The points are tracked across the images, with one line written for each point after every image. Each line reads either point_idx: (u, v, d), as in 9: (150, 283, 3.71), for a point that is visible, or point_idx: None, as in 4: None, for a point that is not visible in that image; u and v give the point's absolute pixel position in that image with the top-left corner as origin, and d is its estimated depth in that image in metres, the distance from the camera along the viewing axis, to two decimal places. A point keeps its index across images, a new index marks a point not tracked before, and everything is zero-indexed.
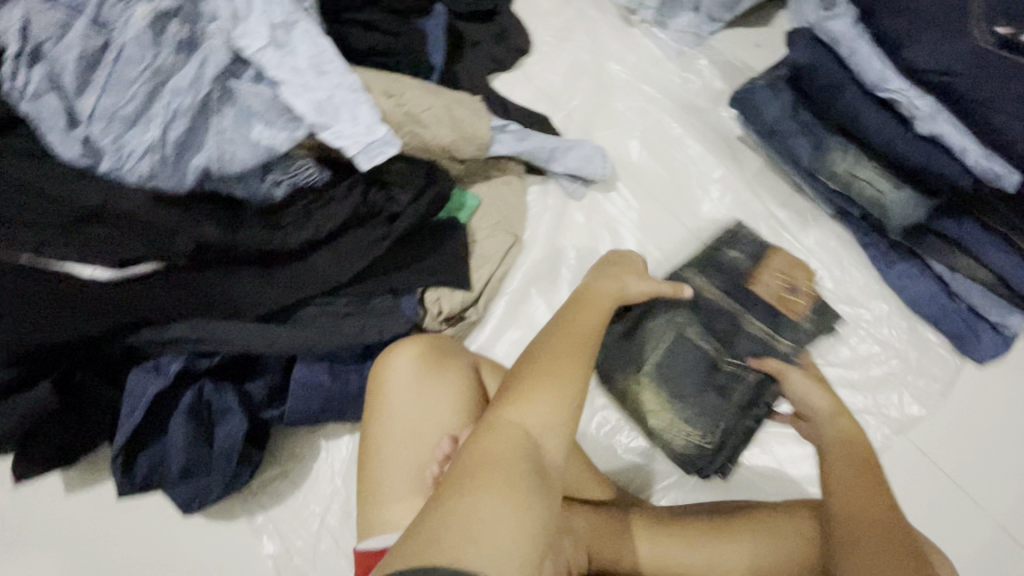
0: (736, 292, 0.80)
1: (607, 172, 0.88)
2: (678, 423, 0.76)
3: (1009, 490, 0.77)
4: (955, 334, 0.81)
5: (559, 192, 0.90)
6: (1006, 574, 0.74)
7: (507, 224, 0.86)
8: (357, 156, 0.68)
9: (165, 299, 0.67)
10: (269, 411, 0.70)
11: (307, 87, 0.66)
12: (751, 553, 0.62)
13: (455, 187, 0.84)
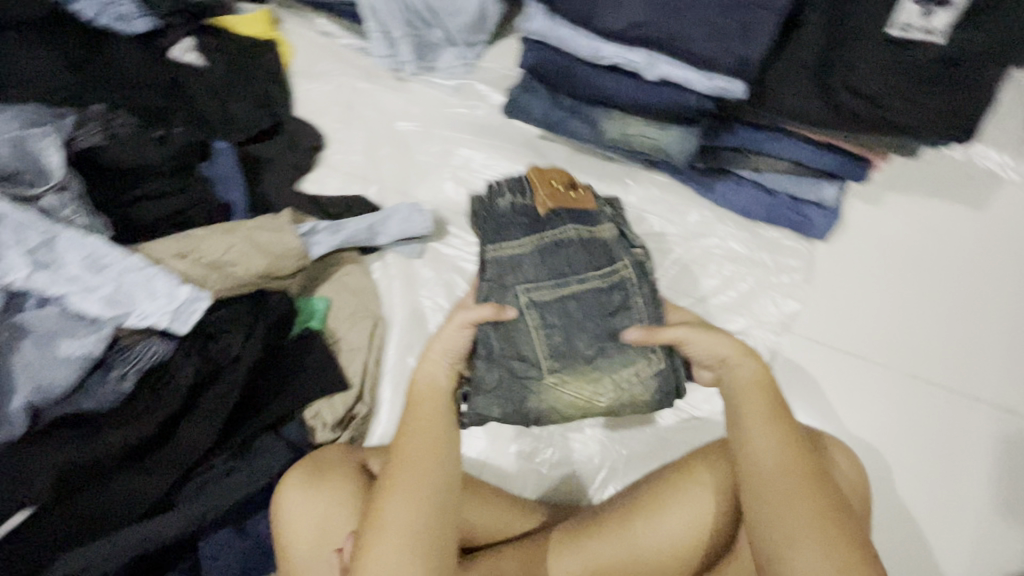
0: (548, 236, 0.71)
1: (430, 226, 0.89)
2: (625, 387, 0.68)
3: (891, 338, 0.81)
4: (791, 224, 0.84)
5: (399, 257, 0.92)
6: (916, 414, 0.78)
7: (361, 310, 0.87)
8: (171, 325, 0.70)
9: (49, 535, 0.66)
10: None
11: (92, 289, 0.68)
12: (681, 523, 0.63)
13: (298, 299, 0.85)
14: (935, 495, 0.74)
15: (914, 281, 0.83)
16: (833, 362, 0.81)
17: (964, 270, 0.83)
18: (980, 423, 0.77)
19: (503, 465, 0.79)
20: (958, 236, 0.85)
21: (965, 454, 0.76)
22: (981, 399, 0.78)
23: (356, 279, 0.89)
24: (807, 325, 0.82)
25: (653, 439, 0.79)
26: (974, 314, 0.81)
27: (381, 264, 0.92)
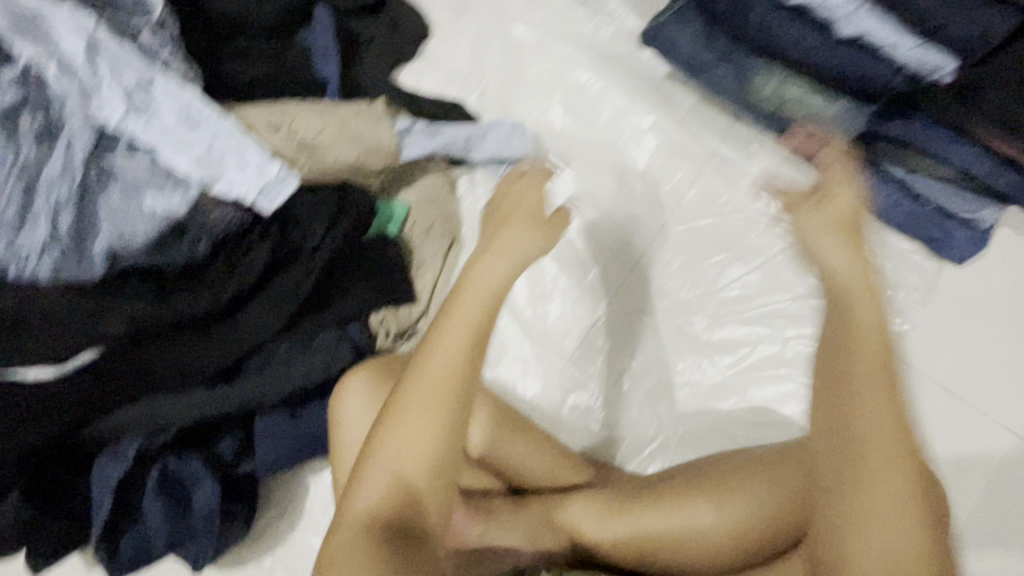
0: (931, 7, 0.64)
1: (529, 149, 0.82)
2: None
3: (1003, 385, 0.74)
4: (928, 238, 0.75)
5: (488, 178, 0.85)
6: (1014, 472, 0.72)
7: (440, 225, 0.82)
8: (257, 201, 0.67)
9: (110, 386, 0.66)
10: (241, 467, 0.71)
11: (186, 145, 0.65)
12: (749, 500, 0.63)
13: (380, 200, 0.81)
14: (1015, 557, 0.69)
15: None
16: (931, 396, 0.75)
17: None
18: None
19: (554, 414, 0.78)
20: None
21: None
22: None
23: (439, 189, 0.83)
24: (915, 353, 0.76)
25: (715, 424, 0.77)
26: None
27: (467, 181, 0.86)
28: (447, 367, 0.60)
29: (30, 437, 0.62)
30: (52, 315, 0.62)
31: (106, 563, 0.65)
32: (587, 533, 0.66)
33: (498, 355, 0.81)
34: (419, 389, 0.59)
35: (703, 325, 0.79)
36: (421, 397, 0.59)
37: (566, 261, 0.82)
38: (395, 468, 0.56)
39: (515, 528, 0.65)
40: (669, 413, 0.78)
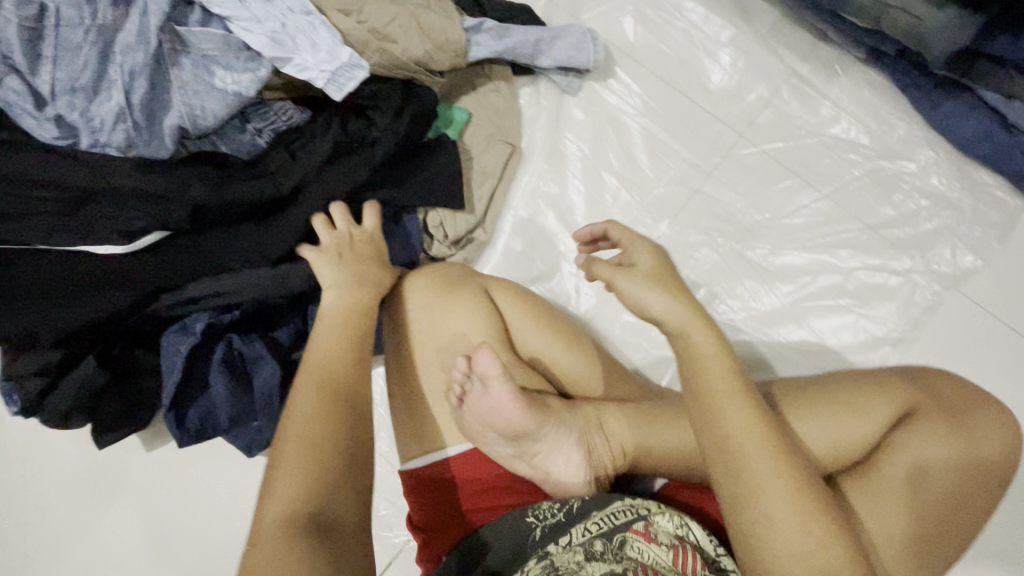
0: None
1: (599, 59, 0.79)
2: None
3: None
4: (1015, 172, 0.72)
5: (553, 89, 0.83)
6: None
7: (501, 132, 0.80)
8: (326, 86, 0.66)
9: (177, 265, 0.66)
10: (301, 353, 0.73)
11: (260, 23, 0.66)
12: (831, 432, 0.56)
13: (440, 103, 0.78)
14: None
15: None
16: (999, 335, 0.73)
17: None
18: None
19: (606, 330, 0.78)
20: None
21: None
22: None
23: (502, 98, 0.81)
24: (989, 289, 0.73)
25: (770, 351, 0.76)
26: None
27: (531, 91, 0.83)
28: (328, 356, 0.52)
29: (102, 309, 0.63)
30: (130, 189, 0.64)
31: (176, 432, 0.68)
32: (641, 443, 0.64)
33: (552, 270, 0.80)
34: (325, 344, 0.53)
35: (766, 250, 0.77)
36: (290, 424, 0.47)
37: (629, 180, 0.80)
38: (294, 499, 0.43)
39: (572, 427, 0.61)
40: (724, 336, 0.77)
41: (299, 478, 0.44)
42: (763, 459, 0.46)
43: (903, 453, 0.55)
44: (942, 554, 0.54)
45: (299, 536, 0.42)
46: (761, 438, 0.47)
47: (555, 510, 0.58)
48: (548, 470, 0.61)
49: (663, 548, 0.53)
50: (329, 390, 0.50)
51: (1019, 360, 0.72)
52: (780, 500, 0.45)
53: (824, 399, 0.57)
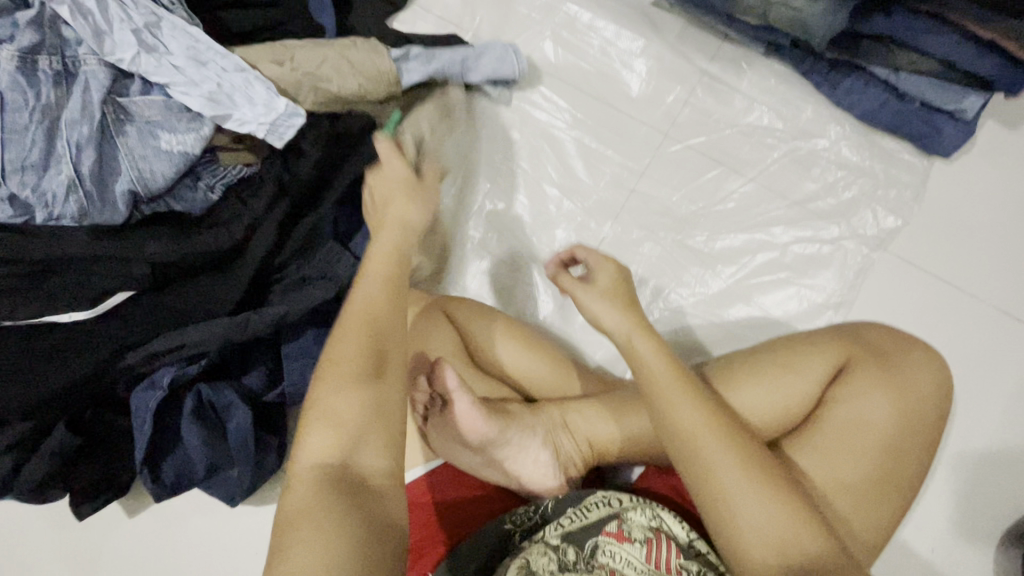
0: None
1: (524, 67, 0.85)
2: None
3: (997, 271, 0.78)
4: (916, 136, 0.78)
5: (488, 115, 0.88)
6: (1006, 350, 0.76)
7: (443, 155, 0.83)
8: (268, 136, 0.71)
9: (140, 322, 0.69)
10: (272, 394, 0.75)
11: (199, 84, 0.70)
12: (768, 399, 0.59)
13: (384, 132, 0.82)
14: (999, 427, 0.75)
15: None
16: (925, 287, 0.78)
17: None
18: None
19: (567, 332, 0.81)
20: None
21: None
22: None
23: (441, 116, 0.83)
24: (911, 246, 0.79)
25: (723, 330, 0.79)
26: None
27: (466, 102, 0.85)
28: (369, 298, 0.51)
29: (69, 373, 0.66)
30: (87, 255, 0.67)
31: (150, 488, 0.68)
32: (602, 435, 0.66)
33: (508, 282, 0.84)
34: (367, 286, 0.52)
35: (705, 237, 0.82)
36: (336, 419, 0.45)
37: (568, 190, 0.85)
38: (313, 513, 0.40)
39: (535, 429, 0.64)
40: (678, 323, 0.80)
41: (347, 424, 0.45)
42: (717, 458, 0.48)
43: (840, 404, 0.58)
44: (884, 502, 0.56)
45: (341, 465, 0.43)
46: (711, 438, 0.49)
47: (530, 514, 0.59)
48: (520, 475, 0.63)
49: (637, 544, 0.54)
50: (370, 325, 0.49)
51: (946, 307, 0.78)
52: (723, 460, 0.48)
53: (766, 365, 0.61)
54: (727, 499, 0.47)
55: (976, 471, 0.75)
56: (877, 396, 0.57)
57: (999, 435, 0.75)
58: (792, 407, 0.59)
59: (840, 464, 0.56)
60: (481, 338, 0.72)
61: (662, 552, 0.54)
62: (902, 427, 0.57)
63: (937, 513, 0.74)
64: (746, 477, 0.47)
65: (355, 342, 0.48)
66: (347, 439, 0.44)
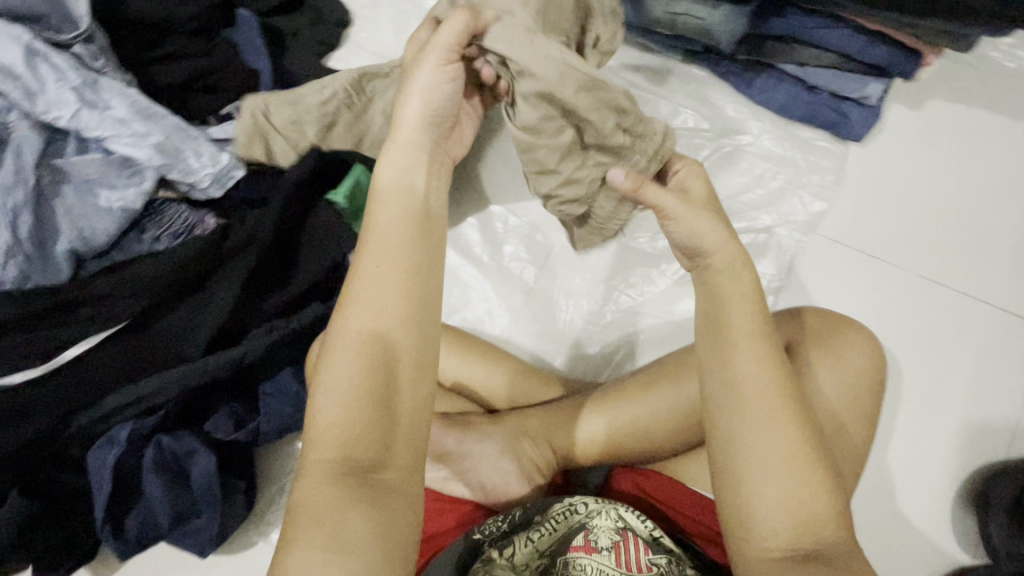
0: None
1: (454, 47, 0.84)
2: None
3: (919, 242, 0.83)
4: (829, 124, 0.83)
5: None
6: (938, 314, 0.81)
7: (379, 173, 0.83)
8: (211, 186, 0.76)
9: (96, 377, 0.69)
10: (243, 430, 0.73)
11: (143, 136, 0.72)
12: None
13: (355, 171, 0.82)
14: (942, 387, 0.79)
15: (952, 191, 0.84)
16: (856, 263, 0.83)
17: (1001, 182, 0.84)
18: (993, 323, 0.80)
19: (524, 342, 0.83)
20: (1000, 150, 0.85)
21: (978, 351, 0.79)
22: (999, 304, 0.80)
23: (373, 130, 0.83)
24: (838, 226, 0.84)
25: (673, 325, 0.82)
26: (1004, 223, 0.82)
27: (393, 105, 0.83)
28: (383, 283, 0.46)
29: (25, 434, 0.66)
30: (33, 315, 0.67)
31: (116, 543, 0.68)
32: (561, 439, 0.67)
33: (462, 301, 0.85)
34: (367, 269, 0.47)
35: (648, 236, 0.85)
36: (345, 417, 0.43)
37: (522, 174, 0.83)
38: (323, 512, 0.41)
39: (495, 437, 0.66)
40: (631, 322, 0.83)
41: (356, 422, 0.43)
42: (774, 442, 0.45)
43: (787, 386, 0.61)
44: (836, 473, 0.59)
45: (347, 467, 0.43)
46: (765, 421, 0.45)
47: (499, 523, 0.60)
48: (483, 484, 0.64)
49: (603, 551, 0.56)
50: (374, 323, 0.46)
51: (878, 280, 0.82)
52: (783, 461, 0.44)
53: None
54: (757, 482, 0.44)
55: (926, 434, 0.78)
56: (818, 373, 0.61)
57: (942, 395, 0.79)
58: None
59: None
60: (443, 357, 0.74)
61: (627, 550, 0.57)
62: (840, 399, 0.60)
63: (896, 476, 0.78)
64: (782, 460, 0.44)
65: (356, 353, 0.44)
66: (356, 440, 0.43)
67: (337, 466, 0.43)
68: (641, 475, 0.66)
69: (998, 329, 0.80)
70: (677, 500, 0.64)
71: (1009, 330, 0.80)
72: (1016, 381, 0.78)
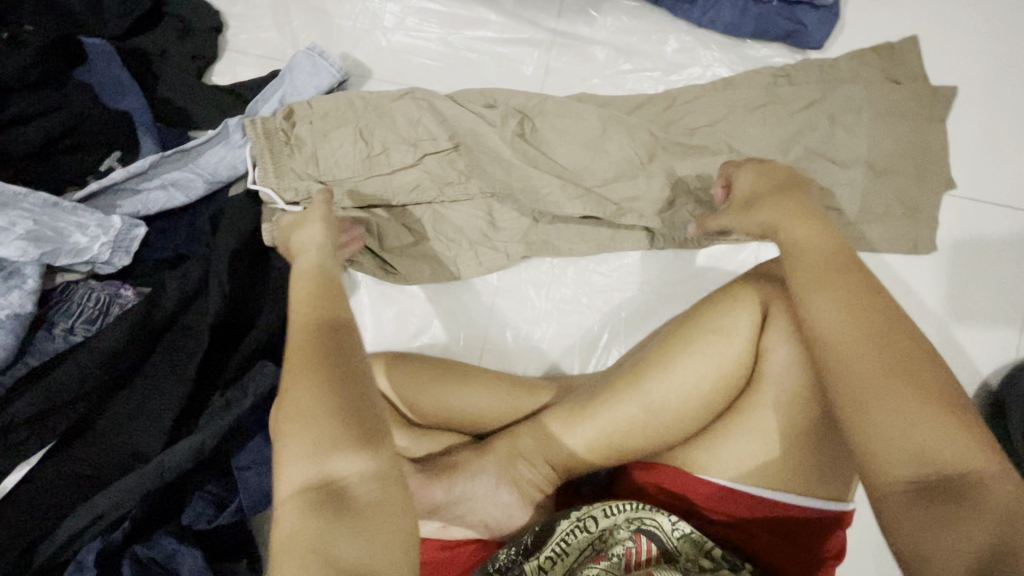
0: None
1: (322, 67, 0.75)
2: None
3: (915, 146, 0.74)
4: (785, 34, 0.75)
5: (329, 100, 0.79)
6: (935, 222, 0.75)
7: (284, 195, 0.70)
8: (114, 258, 0.67)
9: (47, 500, 0.62)
10: (226, 514, 0.69)
11: (7, 228, 0.62)
12: (698, 373, 0.59)
13: None
14: (935, 297, 0.76)
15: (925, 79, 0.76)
16: (853, 180, 0.72)
17: (953, 70, 0.80)
18: (963, 213, 0.78)
19: (501, 345, 0.77)
20: (947, 31, 0.80)
21: (964, 242, 0.77)
22: (965, 193, 0.78)
23: (246, 125, 0.70)
24: (823, 146, 0.72)
25: (654, 295, 0.77)
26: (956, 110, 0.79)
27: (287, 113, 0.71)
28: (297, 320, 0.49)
29: None
30: None
31: None
32: (560, 453, 0.61)
33: (427, 320, 0.78)
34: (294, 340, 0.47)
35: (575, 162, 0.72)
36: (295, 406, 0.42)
37: (458, 158, 0.73)
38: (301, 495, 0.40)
39: (487, 471, 0.61)
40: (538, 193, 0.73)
41: (321, 424, 0.41)
42: (873, 378, 0.41)
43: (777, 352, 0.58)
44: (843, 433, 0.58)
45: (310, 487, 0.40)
46: (879, 353, 0.41)
47: (513, 557, 0.55)
48: (486, 521, 0.60)
49: (616, 561, 0.52)
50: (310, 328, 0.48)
51: (873, 199, 0.73)
52: (891, 408, 0.40)
53: (694, 335, 0.60)
54: (869, 429, 0.40)
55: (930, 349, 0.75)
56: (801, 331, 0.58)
57: (936, 305, 0.76)
58: (725, 367, 0.59)
59: (790, 413, 0.58)
60: (408, 395, 0.68)
61: (643, 558, 0.53)
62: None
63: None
64: (902, 468, 0.39)
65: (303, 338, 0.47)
66: (327, 438, 0.41)
67: (316, 471, 0.40)
68: (654, 471, 0.62)
69: (971, 221, 0.77)
70: (687, 490, 0.60)
71: (995, 220, 0.77)
72: (997, 268, 0.77)
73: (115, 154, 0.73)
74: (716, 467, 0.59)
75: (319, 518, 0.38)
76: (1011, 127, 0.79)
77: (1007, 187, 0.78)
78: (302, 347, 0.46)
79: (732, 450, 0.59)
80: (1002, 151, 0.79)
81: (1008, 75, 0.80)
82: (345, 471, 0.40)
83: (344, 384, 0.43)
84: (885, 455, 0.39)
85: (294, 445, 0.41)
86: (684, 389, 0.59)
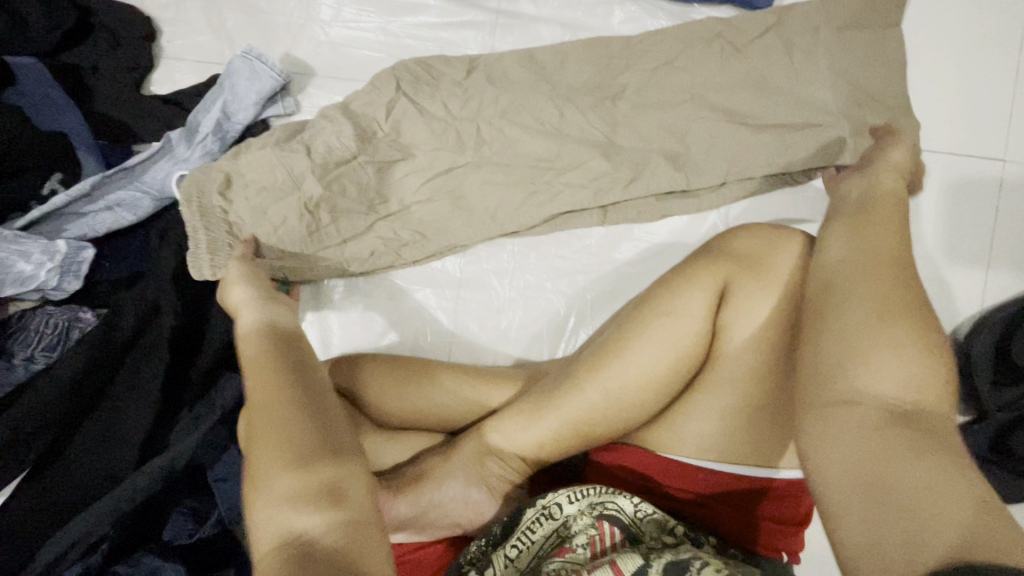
0: None
1: (272, 77, 0.73)
2: None
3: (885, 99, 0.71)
4: None
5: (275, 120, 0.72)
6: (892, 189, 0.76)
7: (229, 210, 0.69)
8: (64, 284, 0.66)
9: (23, 528, 0.63)
10: (205, 528, 0.69)
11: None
12: (657, 356, 0.59)
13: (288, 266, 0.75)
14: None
15: (889, 28, 0.72)
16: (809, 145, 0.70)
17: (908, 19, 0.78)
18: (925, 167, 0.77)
19: (468, 339, 0.77)
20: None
21: (929, 197, 0.76)
22: (927, 147, 0.77)
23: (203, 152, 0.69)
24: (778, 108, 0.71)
25: (616, 275, 0.76)
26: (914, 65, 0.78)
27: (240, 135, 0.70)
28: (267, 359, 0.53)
29: None
30: None
31: None
32: (529, 446, 0.61)
33: (390, 320, 0.77)
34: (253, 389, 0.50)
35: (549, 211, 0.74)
36: (274, 423, 0.47)
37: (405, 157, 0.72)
38: (273, 493, 0.43)
39: (456, 474, 0.62)
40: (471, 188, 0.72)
41: (297, 434, 0.46)
42: (877, 318, 0.46)
43: (733, 328, 0.59)
44: None
45: (287, 489, 0.43)
46: (876, 294, 0.48)
47: (482, 549, 0.56)
48: (457, 520, 0.61)
49: (581, 552, 0.51)
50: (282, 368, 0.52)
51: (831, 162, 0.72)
52: (906, 363, 0.44)
53: (651, 318, 0.60)
54: (863, 354, 0.45)
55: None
56: (755, 304, 0.58)
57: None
58: (681, 348, 0.59)
59: (749, 387, 0.58)
60: (375, 397, 0.69)
61: (607, 544, 0.52)
62: (789, 314, 0.58)
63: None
64: (889, 395, 0.43)
65: (284, 372, 0.52)
66: (303, 446, 0.45)
67: (292, 474, 0.44)
68: (626, 455, 0.62)
69: (935, 177, 0.76)
70: (651, 470, 0.60)
71: (960, 172, 0.76)
72: (965, 221, 0.76)
73: (57, 175, 0.72)
74: (682, 447, 0.60)
75: (296, 506, 0.42)
76: (970, 75, 0.77)
77: (971, 136, 0.77)
78: (273, 386, 0.50)
79: (696, 427, 0.59)
80: (964, 102, 0.77)
81: (963, 22, 0.78)
82: (314, 470, 0.44)
83: (317, 410, 0.49)
84: (880, 385, 0.44)
85: (267, 460, 0.45)
86: (654, 369, 0.59)
